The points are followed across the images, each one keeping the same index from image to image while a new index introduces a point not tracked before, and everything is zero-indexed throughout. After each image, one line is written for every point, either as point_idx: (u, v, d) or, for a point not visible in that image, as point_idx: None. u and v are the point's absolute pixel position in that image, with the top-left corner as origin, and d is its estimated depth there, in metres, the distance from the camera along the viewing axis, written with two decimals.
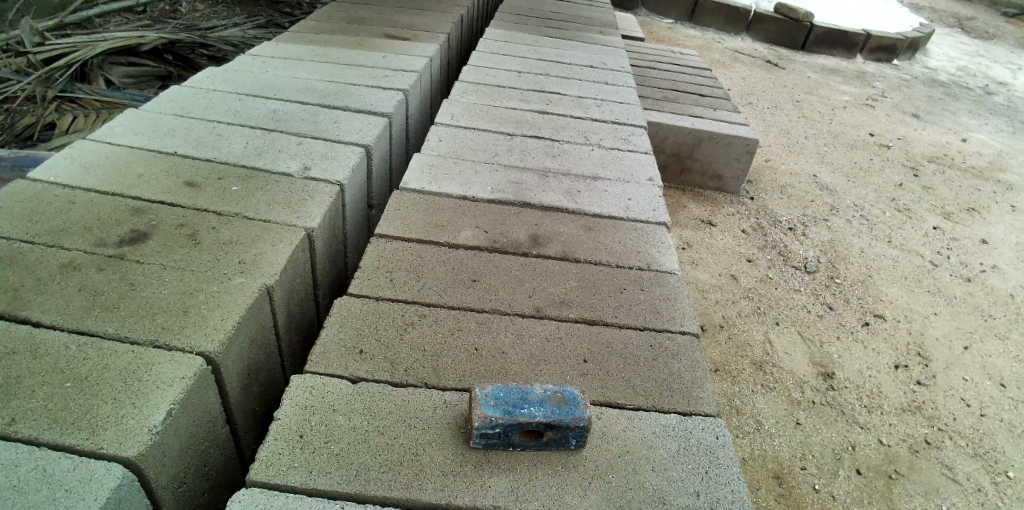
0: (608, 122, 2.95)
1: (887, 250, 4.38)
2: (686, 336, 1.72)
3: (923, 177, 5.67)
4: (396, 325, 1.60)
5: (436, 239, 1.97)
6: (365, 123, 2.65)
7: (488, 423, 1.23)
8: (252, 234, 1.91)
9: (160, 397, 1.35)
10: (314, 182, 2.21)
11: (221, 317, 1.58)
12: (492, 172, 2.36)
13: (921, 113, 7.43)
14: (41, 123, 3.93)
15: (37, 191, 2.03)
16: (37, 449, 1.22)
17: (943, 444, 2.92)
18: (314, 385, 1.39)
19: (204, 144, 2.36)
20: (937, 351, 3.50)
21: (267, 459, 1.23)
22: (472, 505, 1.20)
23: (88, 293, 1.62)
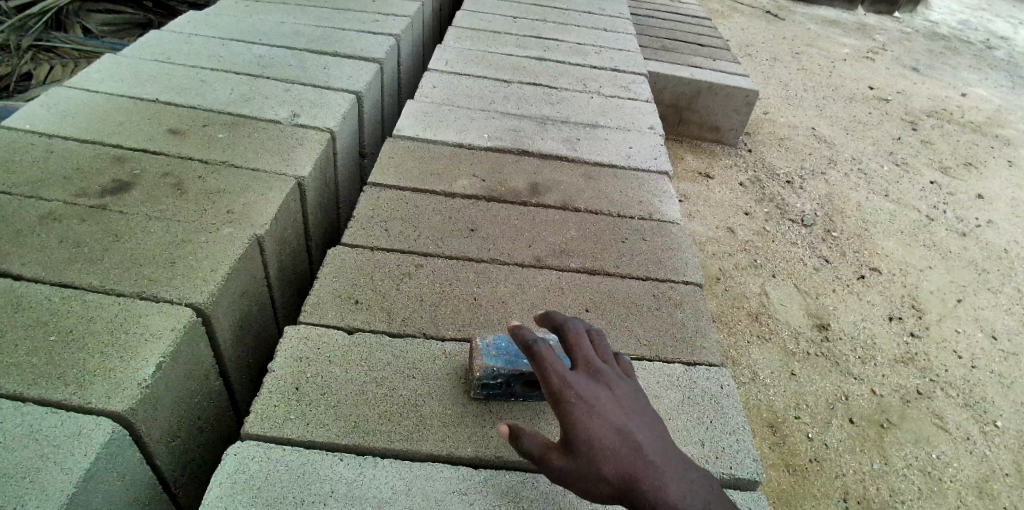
0: (608, 70, 2.85)
1: (884, 204, 4.35)
2: (689, 286, 1.69)
3: (921, 132, 5.60)
4: (392, 275, 1.55)
5: (432, 187, 1.90)
6: (355, 70, 2.54)
7: (490, 373, 1.20)
8: (241, 182, 1.84)
9: (150, 350, 1.30)
10: (303, 129, 2.13)
11: (211, 268, 1.53)
12: (488, 119, 2.28)
13: (921, 67, 7.30)
14: (17, 74, 3.81)
15: (12, 138, 1.93)
16: (22, 404, 1.17)
17: (935, 394, 2.95)
18: (309, 336, 1.34)
19: (187, 91, 2.25)
20: (931, 304, 3.51)
21: (262, 411, 1.19)
22: (474, 455, 1.17)
23: (70, 244, 1.55)
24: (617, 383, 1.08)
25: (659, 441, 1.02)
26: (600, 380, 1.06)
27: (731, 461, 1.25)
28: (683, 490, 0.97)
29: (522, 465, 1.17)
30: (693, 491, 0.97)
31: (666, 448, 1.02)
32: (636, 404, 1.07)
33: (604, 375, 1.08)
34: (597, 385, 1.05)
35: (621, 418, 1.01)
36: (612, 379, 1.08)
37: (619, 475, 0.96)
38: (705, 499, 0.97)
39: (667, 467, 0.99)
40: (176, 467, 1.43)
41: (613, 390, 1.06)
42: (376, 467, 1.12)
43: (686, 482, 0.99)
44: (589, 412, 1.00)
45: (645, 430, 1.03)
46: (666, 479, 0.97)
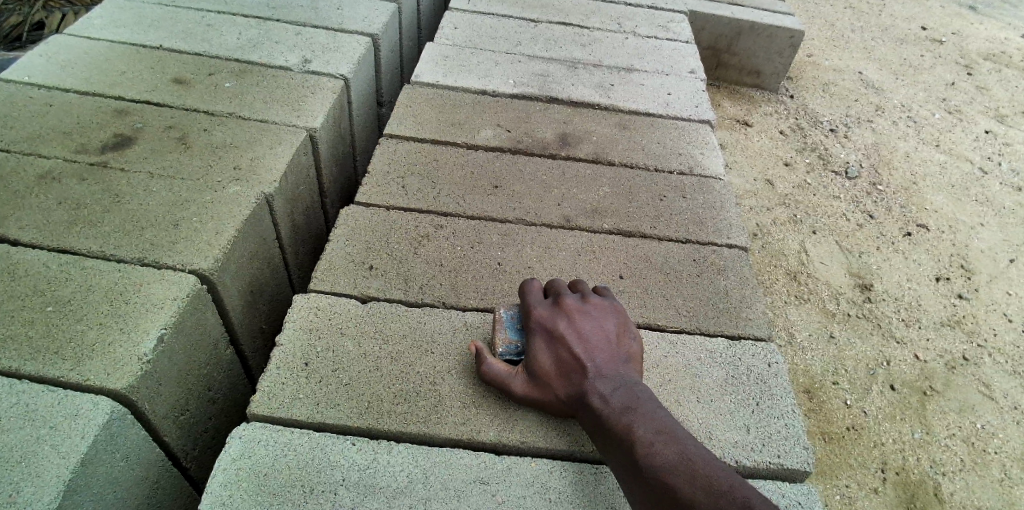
0: (644, 8, 2.62)
1: (934, 155, 4.07)
2: (733, 250, 1.54)
3: (977, 76, 5.21)
4: (410, 237, 1.43)
5: (453, 139, 1.76)
6: (370, 10, 2.35)
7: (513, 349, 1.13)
8: (248, 135, 1.72)
9: (151, 321, 1.22)
10: (316, 76, 1.98)
11: (215, 230, 1.42)
12: (514, 64, 2.10)
13: (978, 5, 6.74)
14: (29, 23, 3.64)
15: (10, 91, 1.83)
16: (19, 382, 1.10)
17: (982, 361, 2.79)
18: (318, 305, 1.24)
19: (192, 36, 2.11)
20: (981, 263, 3.30)
21: (270, 389, 1.10)
22: (497, 441, 1.07)
23: (69, 206, 1.46)
24: (587, 312, 1.13)
25: (612, 361, 1.06)
26: (565, 310, 1.12)
27: (780, 449, 1.14)
28: (620, 397, 1.00)
29: (547, 451, 1.07)
30: (631, 401, 0.99)
31: (619, 367, 1.05)
32: (600, 328, 1.11)
33: (573, 305, 1.14)
34: (560, 313, 1.12)
35: (570, 340, 1.07)
36: (581, 309, 1.13)
37: (562, 391, 1.04)
38: (644, 407, 0.99)
39: (610, 380, 1.03)
40: (187, 440, 1.37)
41: (576, 318, 1.11)
42: (390, 453, 1.03)
43: (629, 392, 1.01)
44: (543, 341, 1.09)
45: (600, 350, 1.07)
46: (601, 390, 1.01)
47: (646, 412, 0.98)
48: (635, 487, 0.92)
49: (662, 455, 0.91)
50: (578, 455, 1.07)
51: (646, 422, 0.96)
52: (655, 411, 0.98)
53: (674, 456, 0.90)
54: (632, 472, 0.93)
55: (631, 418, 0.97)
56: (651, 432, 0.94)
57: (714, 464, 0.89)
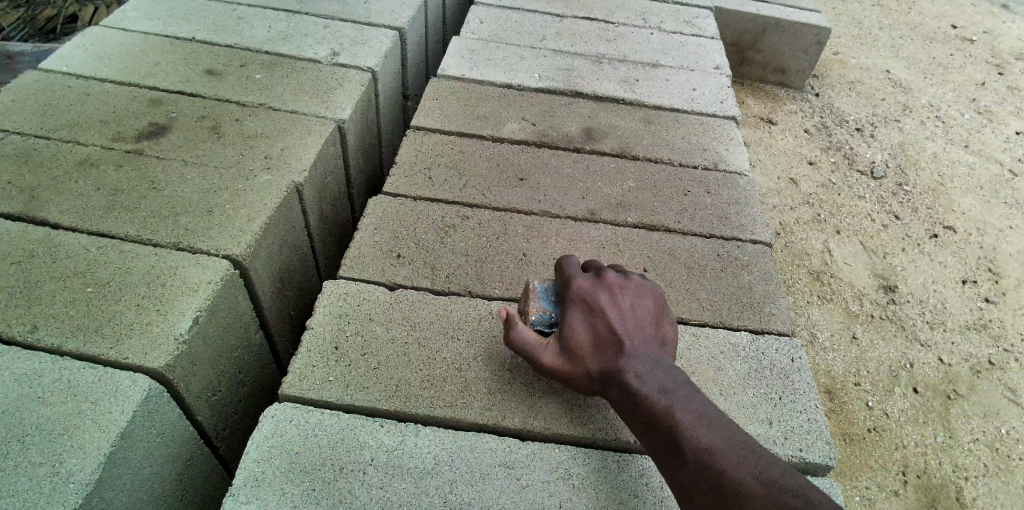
0: (670, 3, 2.61)
1: (963, 157, 4.01)
2: (758, 246, 1.54)
3: (1009, 76, 5.10)
4: (436, 227, 1.45)
5: (479, 132, 1.77)
6: (397, 4, 2.38)
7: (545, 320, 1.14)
8: (279, 126, 1.75)
9: (187, 303, 1.26)
10: (344, 69, 2.01)
11: (247, 217, 1.46)
12: (539, 58, 2.11)
13: (1011, 3, 6.59)
14: (63, 16, 3.73)
15: (50, 81, 1.88)
16: (61, 359, 1.14)
17: (1008, 365, 2.75)
18: (347, 291, 1.27)
19: (223, 28, 2.15)
20: (1010, 267, 3.25)
21: (301, 371, 1.13)
22: (522, 427, 1.09)
23: (107, 192, 1.51)
24: (628, 289, 1.13)
25: (648, 341, 1.06)
26: (606, 285, 1.12)
27: (803, 442, 1.14)
28: (657, 379, 1.00)
29: (572, 438, 1.09)
30: (668, 384, 1.00)
31: (655, 349, 1.06)
32: (639, 307, 1.10)
33: (614, 280, 1.14)
34: (600, 287, 1.12)
35: (610, 315, 1.08)
36: (622, 287, 1.13)
37: (597, 367, 1.05)
38: (682, 391, 0.99)
39: (647, 361, 1.03)
40: (218, 420, 1.40)
41: (617, 295, 1.11)
42: (418, 436, 1.05)
43: (666, 373, 1.02)
44: (581, 314, 1.09)
45: (638, 329, 1.07)
46: (639, 370, 1.02)
47: (683, 395, 0.98)
48: (671, 467, 0.93)
49: (704, 439, 0.92)
50: (601, 442, 1.09)
51: (685, 405, 0.96)
52: (693, 395, 0.99)
53: (714, 440, 0.92)
54: (669, 453, 0.94)
55: (670, 401, 0.97)
56: (690, 416, 0.95)
57: (754, 452, 0.91)
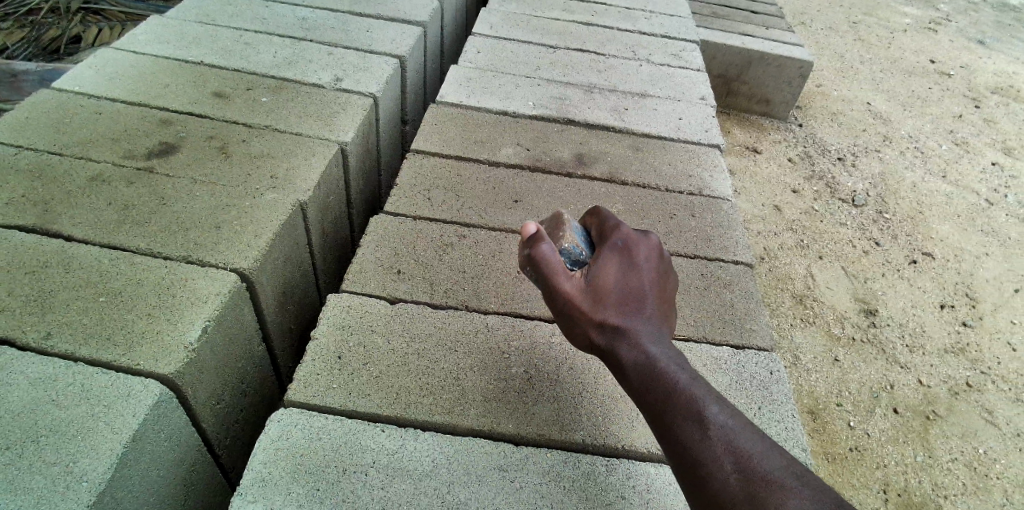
0: (658, 37, 2.74)
1: (941, 186, 4.15)
2: (739, 266, 1.63)
3: (984, 110, 5.29)
4: (435, 245, 1.53)
5: (476, 156, 1.86)
6: (398, 33, 2.48)
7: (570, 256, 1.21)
8: (284, 147, 1.83)
9: (196, 313, 1.32)
10: (347, 94, 2.10)
11: (254, 233, 1.53)
12: (534, 87, 2.22)
13: (987, 39, 6.85)
14: (67, 36, 3.81)
15: (62, 100, 1.95)
16: (76, 364, 1.19)
17: (985, 387, 2.83)
18: (350, 304, 1.33)
19: (230, 53, 2.24)
20: (986, 292, 3.36)
21: (305, 379, 1.19)
22: (515, 433, 1.15)
23: (119, 206, 1.57)
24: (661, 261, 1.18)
25: (664, 316, 1.10)
26: (648, 248, 1.17)
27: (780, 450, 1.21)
28: (673, 351, 1.04)
29: (563, 443, 1.16)
30: (682, 359, 1.03)
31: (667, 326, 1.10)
32: (664, 282, 1.15)
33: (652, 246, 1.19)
34: (638, 244, 1.17)
35: (643, 273, 1.11)
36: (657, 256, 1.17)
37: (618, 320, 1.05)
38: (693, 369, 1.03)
39: (661, 334, 1.06)
40: (221, 429, 1.45)
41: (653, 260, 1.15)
42: (417, 440, 1.11)
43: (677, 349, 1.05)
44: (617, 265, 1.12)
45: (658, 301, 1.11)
46: (657, 338, 1.04)
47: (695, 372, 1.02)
48: (682, 431, 0.94)
49: (722, 412, 0.95)
50: (591, 448, 1.16)
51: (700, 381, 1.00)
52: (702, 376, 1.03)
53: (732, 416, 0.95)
54: (682, 417, 0.95)
55: (687, 373, 1.00)
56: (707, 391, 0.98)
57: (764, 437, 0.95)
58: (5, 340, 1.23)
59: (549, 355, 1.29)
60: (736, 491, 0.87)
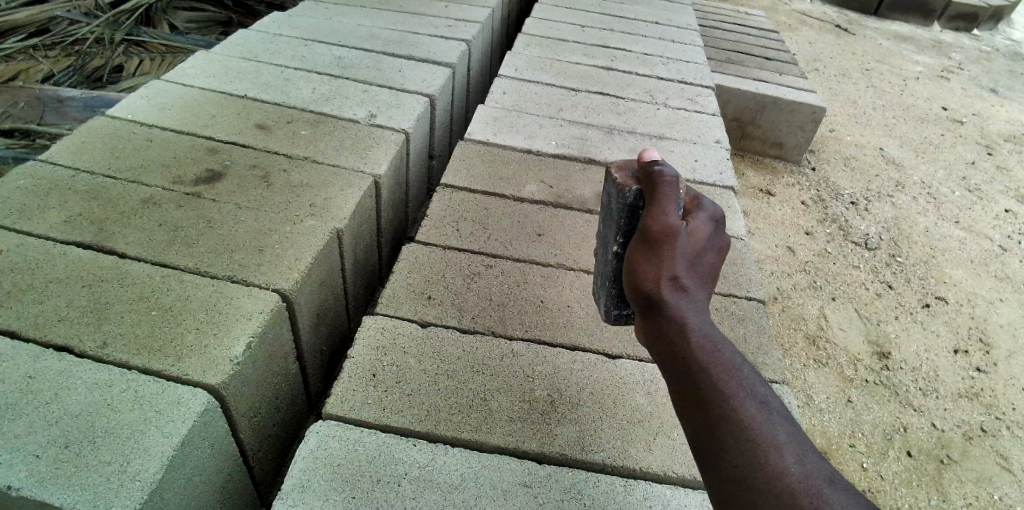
0: (675, 82, 2.86)
1: (954, 232, 4.19)
2: (752, 302, 1.70)
3: (998, 157, 5.36)
4: (464, 274, 1.62)
5: (502, 192, 1.96)
6: (428, 73, 2.62)
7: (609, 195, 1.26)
8: (322, 177, 1.94)
9: (241, 329, 1.41)
10: (380, 130, 2.23)
11: (295, 257, 1.63)
12: (556, 127, 2.33)
13: (1000, 88, 6.96)
14: (109, 66, 4.02)
15: (116, 127, 2.09)
16: (129, 372, 1.28)
17: (1000, 433, 2.84)
18: (384, 326, 1.42)
19: (272, 88, 2.38)
20: (1000, 338, 3.37)
21: (342, 394, 1.27)
22: (539, 452, 1.22)
23: (168, 227, 1.68)
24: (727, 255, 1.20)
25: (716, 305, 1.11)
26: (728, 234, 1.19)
27: None
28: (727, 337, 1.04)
29: (585, 463, 1.22)
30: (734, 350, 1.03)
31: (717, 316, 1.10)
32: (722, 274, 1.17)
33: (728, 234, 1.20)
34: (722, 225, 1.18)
35: (720, 256, 1.13)
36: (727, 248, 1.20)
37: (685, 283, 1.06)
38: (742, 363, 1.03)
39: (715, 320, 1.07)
40: (255, 442, 1.53)
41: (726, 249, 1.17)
42: (446, 455, 1.18)
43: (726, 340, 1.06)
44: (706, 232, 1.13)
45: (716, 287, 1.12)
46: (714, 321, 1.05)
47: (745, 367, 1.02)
48: (743, 409, 0.92)
49: (778, 408, 0.94)
50: (610, 469, 1.22)
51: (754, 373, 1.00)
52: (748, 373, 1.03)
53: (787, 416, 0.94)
54: (744, 398, 0.94)
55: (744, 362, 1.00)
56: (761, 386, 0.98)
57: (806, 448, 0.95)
58: (65, 348, 1.33)
59: (571, 381, 1.36)
60: (795, 483, 0.85)
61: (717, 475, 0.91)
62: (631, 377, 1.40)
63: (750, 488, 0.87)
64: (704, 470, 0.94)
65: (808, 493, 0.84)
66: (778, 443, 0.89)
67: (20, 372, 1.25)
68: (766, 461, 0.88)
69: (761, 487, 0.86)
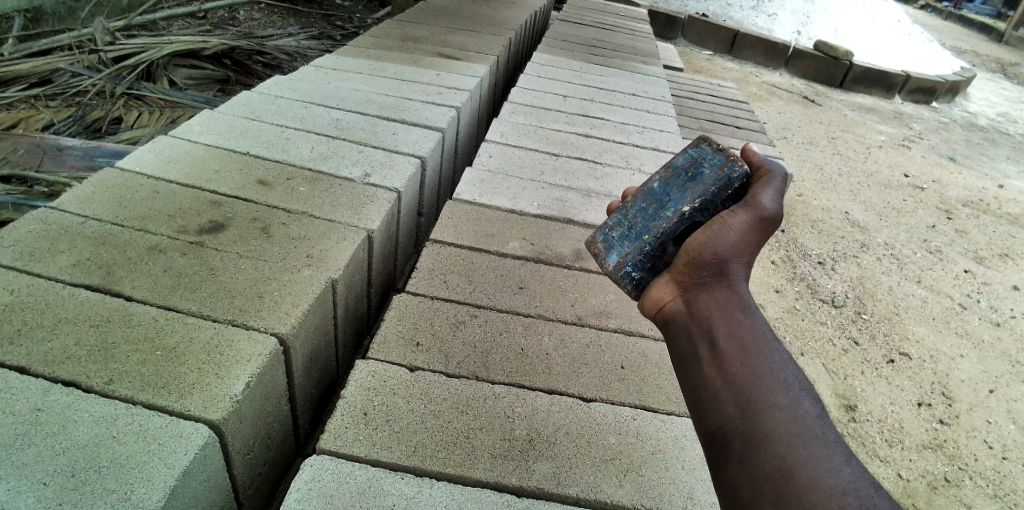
0: (649, 149, 3.08)
1: (916, 291, 4.41)
2: None
3: (956, 221, 5.66)
4: (450, 322, 1.74)
5: (486, 248, 2.11)
6: (420, 136, 2.81)
7: (711, 161, 1.51)
8: (320, 231, 2.08)
9: (240, 370, 1.50)
10: (374, 188, 2.38)
11: (292, 304, 1.74)
12: (538, 189, 2.51)
13: (957, 157, 7.38)
14: (109, 117, 4.09)
15: (125, 179, 2.22)
16: (134, 407, 1.37)
17: (963, 483, 2.94)
18: (375, 369, 1.52)
19: (273, 147, 2.55)
20: (962, 392, 3.52)
21: (335, 431, 1.37)
22: (518, 486, 1.32)
23: (173, 273, 1.79)
24: None
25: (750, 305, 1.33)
26: None
27: None
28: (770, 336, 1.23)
29: (560, 497, 1.32)
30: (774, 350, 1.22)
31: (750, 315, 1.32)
32: None
33: None
34: None
35: None
36: None
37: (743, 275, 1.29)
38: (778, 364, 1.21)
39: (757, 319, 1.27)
40: (246, 479, 1.61)
41: None
42: (431, 488, 1.27)
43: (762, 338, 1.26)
44: None
45: None
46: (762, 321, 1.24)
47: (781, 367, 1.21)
48: (794, 408, 1.09)
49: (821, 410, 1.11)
50: (583, 502, 1.32)
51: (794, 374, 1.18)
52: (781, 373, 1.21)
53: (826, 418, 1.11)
54: (795, 398, 1.11)
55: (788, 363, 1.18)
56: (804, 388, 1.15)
57: None
58: (73, 383, 1.41)
59: (548, 421, 1.47)
60: (840, 486, 0.99)
61: (760, 458, 1.07)
62: (604, 418, 1.51)
63: (795, 480, 1.02)
64: (745, 448, 1.09)
65: (850, 496, 0.98)
66: (827, 442, 1.05)
67: (30, 404, 1.33)
68: (812, 459, 1.03)
69: (805, 481, 1.01)
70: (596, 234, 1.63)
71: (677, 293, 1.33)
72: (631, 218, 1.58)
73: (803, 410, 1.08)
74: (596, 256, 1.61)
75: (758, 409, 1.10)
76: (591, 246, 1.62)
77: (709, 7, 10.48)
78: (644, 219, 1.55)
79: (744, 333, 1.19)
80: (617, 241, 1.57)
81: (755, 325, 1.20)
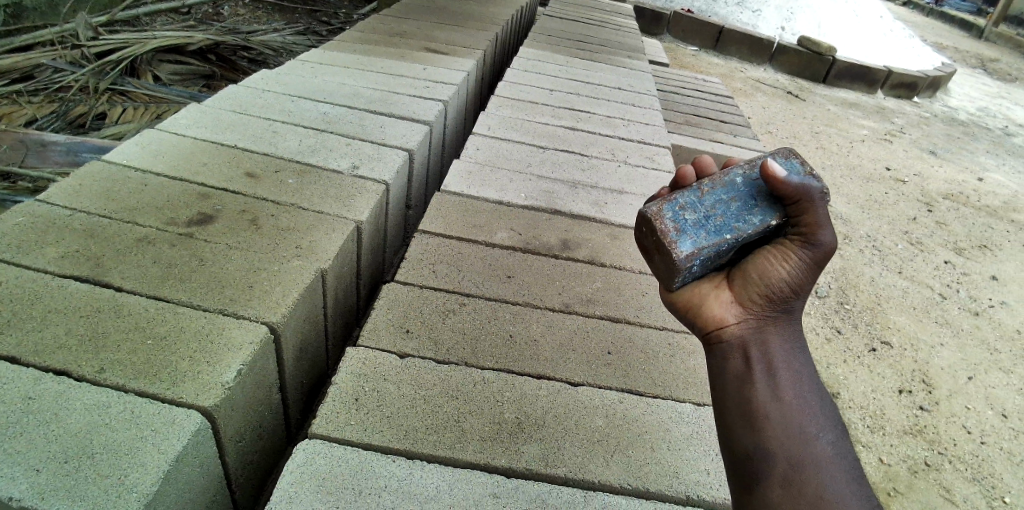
0: (634, 142, 3.11)
1: (897, 281, 4.49)
2: None
3: (936, 214, 5.76)
4: (439, 310, 1.76)
5: (474, 238, 2.14)
6: (407, 130, 2.82)
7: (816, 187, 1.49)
8: (307, 222, 2.09)
9: (231, 358, 1.52)
10: (362, 180, 2.39)
11: (280, 294, 1.75)
12: (526, 181, 2.53)
13: (937, 151, 7.51)
14: (92, 113, 4.06)
15: (112, 172, 2.22)
16: (127, 395, 1.38)
17: (942, 467, 3.01)
18: (366, 356, 1.54)
19: (261, 140, 2.55)
20: (941, 379, 3.60)
21: (327, 416, 1.39)
22: (507, 467, 1.35)
23: (163, 264, 1.79)
24: None
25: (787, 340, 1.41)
26: None
27: None
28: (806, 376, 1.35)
29: (549, 478, 1.35)
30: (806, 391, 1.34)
31: None
32: None
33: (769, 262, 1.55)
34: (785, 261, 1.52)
35: None
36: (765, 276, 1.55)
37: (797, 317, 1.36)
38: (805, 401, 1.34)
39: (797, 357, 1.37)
40: (238, 466, 1.62)
41: None
42: (423, 470, 1.30)
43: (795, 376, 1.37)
44: None
45: None
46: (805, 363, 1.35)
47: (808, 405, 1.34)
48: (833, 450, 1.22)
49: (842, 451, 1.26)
50: (572, 481, 1.36)
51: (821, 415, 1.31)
52: None
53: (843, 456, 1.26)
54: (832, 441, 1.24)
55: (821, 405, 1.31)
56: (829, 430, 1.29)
57: None
58: (64, 372, 1.42)
59: (536, 405, 1.50)
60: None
61: (808, 485, 1.18)
62: (591, 401, 1.54)
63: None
64: (792, 473, 1.19)
65: None
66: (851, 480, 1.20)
67: (21, 394, 1.34)
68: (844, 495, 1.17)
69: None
70: (662, 209, 1.49)
71: (742, 312, 1.34)
72: (709, 208, 1.50)
73: (842, 450, 1.23)
74: (658, 233, 1.46)
75: (808, 440, 1.22)
76: (655, 220, 1.47)
77: (693, 3, 10.55)
78: (725, 215, 1.48)
79: (798, 368, 1.30)
80: (690, 228, 1.46)
81: (805, 362, 1.31)
